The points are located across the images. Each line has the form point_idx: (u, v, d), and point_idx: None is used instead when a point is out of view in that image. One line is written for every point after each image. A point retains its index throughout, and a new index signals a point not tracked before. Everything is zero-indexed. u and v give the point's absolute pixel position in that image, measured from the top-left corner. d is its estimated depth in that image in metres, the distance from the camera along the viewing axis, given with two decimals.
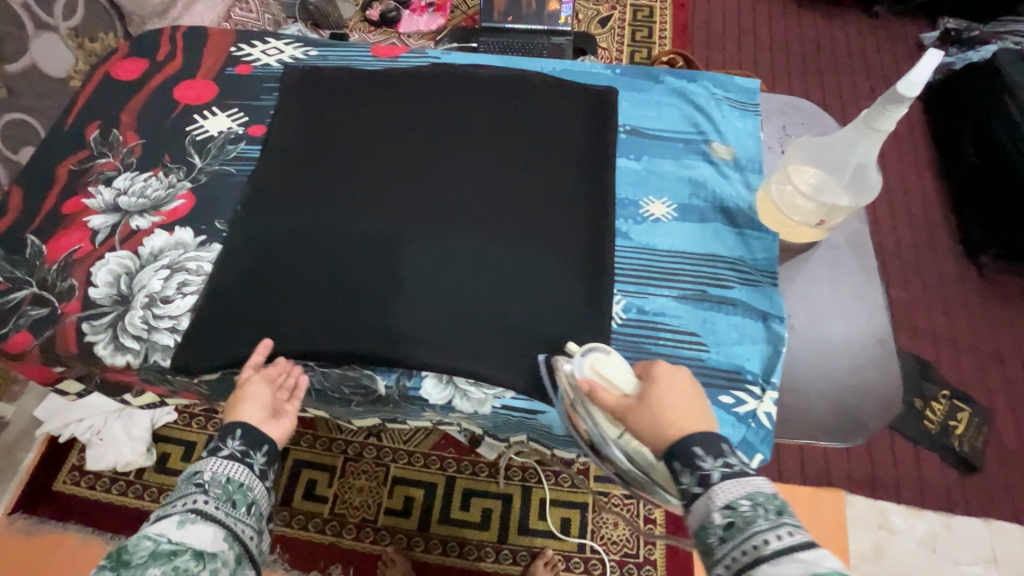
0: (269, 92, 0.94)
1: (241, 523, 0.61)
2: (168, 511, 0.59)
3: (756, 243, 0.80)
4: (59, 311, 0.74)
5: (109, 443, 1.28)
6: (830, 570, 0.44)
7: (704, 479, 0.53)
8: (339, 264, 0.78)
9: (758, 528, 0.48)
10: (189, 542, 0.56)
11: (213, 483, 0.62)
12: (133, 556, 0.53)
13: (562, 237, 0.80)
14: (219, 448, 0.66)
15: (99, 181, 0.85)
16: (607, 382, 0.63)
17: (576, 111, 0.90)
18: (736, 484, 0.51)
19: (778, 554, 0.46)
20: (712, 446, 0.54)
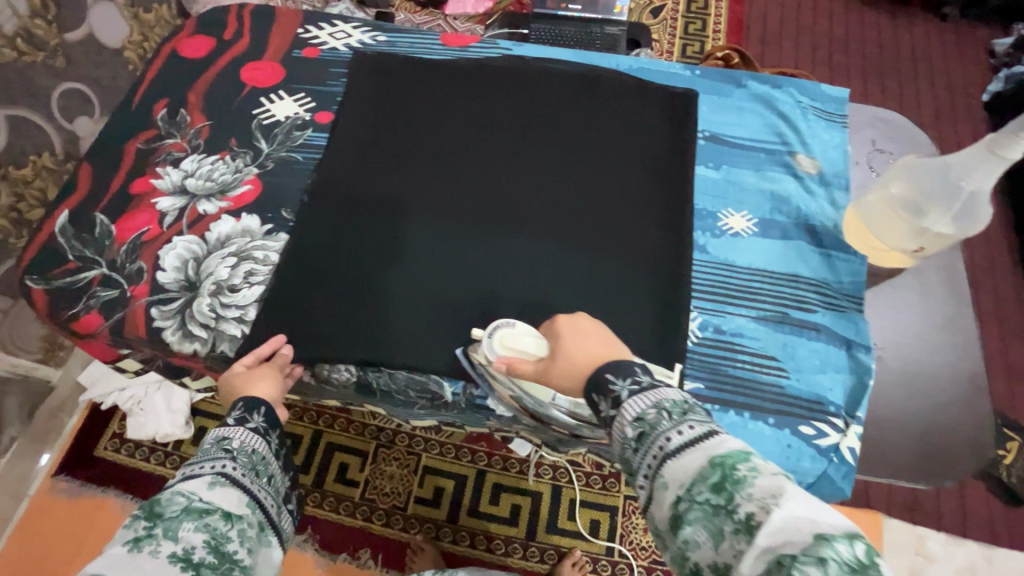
0: (336, 78, 0.92)
1: (264, 491, 0.59)
2: (196, 472, 0.55)
3: (841, 265, 0.76)
4: (128, 294, 0.74)
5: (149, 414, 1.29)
6: (728, 452, 0.45)
7: (615, 400, 0.54)
8: (408, 262, 0.76)
9: (660, 428, 0.49)
10: (219, 502, 0.53)
11: (241, 452, 0.60)
12: (166, 509, 0.51)
13: (637, 249, 0.77)
14: (246, 419, 0.63)
15: (166, 162, 0.84)
16: (520, 351, 0.68)
17: (655, 114, 0.86)
18: (643, 398, 0.52)
19: (681, 449, 0.47)
20: (623, 369, 0.55)
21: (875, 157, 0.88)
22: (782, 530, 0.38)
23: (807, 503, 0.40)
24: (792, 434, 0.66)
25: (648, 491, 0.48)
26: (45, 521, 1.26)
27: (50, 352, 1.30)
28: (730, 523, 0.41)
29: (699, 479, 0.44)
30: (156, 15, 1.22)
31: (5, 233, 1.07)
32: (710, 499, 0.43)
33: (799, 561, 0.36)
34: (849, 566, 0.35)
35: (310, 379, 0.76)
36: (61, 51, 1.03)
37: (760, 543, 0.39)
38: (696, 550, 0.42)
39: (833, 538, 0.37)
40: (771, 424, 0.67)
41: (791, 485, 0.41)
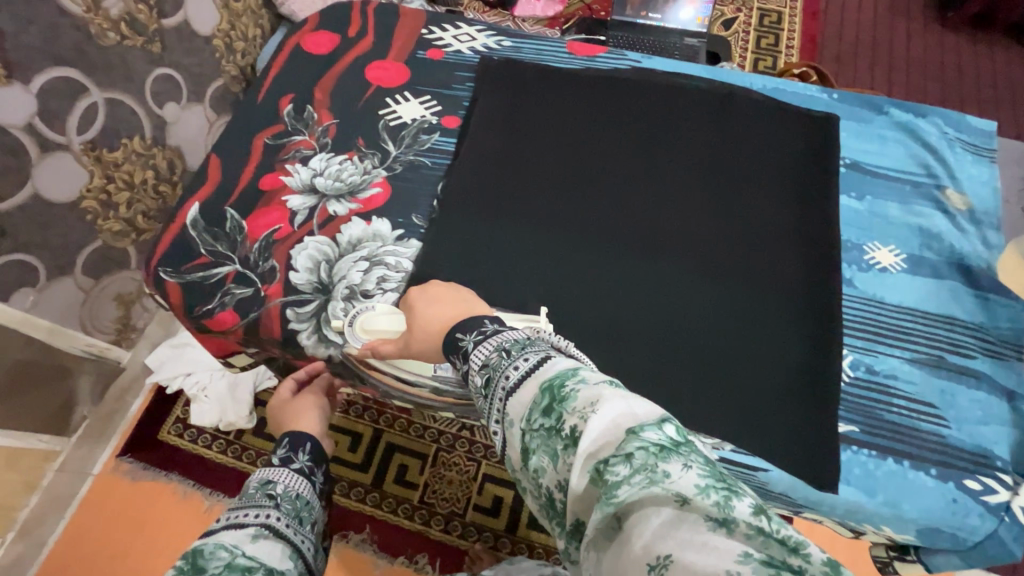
0: (462, 82, 0.90)
1: (305, 540, 0.59)
2: (240, 520, 0.55)
3: (1001, 310, 0.73)
4: (262, 294, 0.73)
5: (213, 401, 1.29)
6: (556, 373, 0.45)
7: (466, 355, 0.54)
8: (542, 277, 0.74)
9: (501, 367, 0.48)
10: (263, 557, 0.51)
11: (284, 497, 0.61)
12: (209, 564, 0.48)
13: (784, 280, 0.74)
14: (291, 459, 0.67)
15: (295, 159, 0.83)
16: (379, 330, 0.70)
17: (795, 139, 0.83)
18: (489, 344, 0.52)
19: (518, 383, 0.46)
20: (471, 325, 0.56)
21: None
22: (603, 435, 0.39)
23: (621, 402, 0.41)
24: (956, 488, 0.63)
25: (503, 434, 0.46)
26: (107, 504, 1.25)
27: (123, 335, 1.26)
28: (560, 440, 0.41)
29: (533, 407, 0.44)
30: (245, 5, 1.17)
31: (94, 215, 1.01)
32: (544, 423, 0.42)
33: (610, 462, 0.37)
34: (654, 449, 0.37)
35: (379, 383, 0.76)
36: (159, 36, 1.01)
37: (581, 453, 0.39)
38: (544, 476, 0.42)
39: (642, 428, 0.38)
40: (933, 475, 0.63)
41: (610, 389, 0.42)
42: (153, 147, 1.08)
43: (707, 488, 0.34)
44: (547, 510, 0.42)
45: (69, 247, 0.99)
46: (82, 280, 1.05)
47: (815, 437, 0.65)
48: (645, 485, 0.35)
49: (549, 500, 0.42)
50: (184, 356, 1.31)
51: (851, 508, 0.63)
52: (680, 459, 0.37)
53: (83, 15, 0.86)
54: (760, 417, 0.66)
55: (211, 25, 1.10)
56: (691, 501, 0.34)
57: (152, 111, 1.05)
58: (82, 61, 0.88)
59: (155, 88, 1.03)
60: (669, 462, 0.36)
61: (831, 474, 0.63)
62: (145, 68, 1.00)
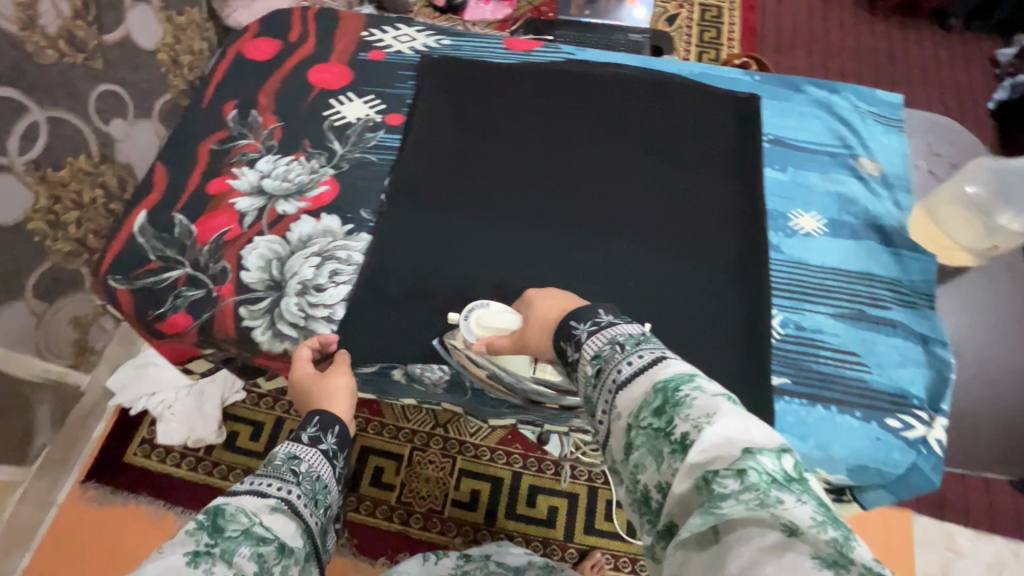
0: (404, 80, 0.93)
1: (320, 521, 0.58)
2: (262, 489, 0.54)
3: (912, 264, 0.79)
4: (214, 294, 0.74)
5: (181, 419, 1.29)
6: (671, 376, 0.48)
7: (578, 343, 0.56)
8: (489, 261, 0.77)
9: (614, 360, 0.52)
10: (277, 531, 0.52)
11: (307, 477, 0.59)
12: (227, 525, 0.49)
13: (716, 249, 0.79)
14: (320, 439, 0.62)
15: (242, 163, 0.84)
16: (497, 328, 0.70)
17: (722, 119, 0.88)
18: (600, 337, 0.55)
19: (630, 378, 0.50)
20: (585, 314, 0.58)
21: (933, 160, 0.90)
22: (714, 447, 0.41)
23: (738, 420, 0.42)
24: (879, 427, 0.68)
25: (606, 425, 0.50)
26: (76, 532, 1.22)
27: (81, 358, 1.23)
28: (668, 444, 0.44)
29: (643, 406, 0.47)
30: (188, 18, 1.15)
31: (42, 236, 0.99)
32: (653, 423, 0.46)
33: (721, 475, 0.39)
34: (769, 476, 0.38)
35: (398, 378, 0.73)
36: (100, 52, 0.99)
37: (690, 461, 0.41)
38: (644, 472, 0.45)
39: (761, 452, 0.40)
40: (858, 417, 0.69)
41: (729, 406, 0.43)
42: (101, 164, 1.06)
43: (822, 524, 0.35)
44: (642, 505, 0.46)
45: (17, 269, 0.97)
46: (34, 303, 1.03)
47: (753, 389, 0.69)
48: (755, 506, 0.37)
49: (645, 496, 0.45)
50: (146, 375, 1.31)
51: None
52: (794, 492, 0.38)
53: (20, 33, 0.84)
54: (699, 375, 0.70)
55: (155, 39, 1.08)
56: (802, 532, 0.35)
57: (98, 128, 1.03)
58: (21, 79, 0.86)
59: (99, 104, 1.02)
60: (784, 493, 0.37)
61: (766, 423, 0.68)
62: (88, 85, 0.99)
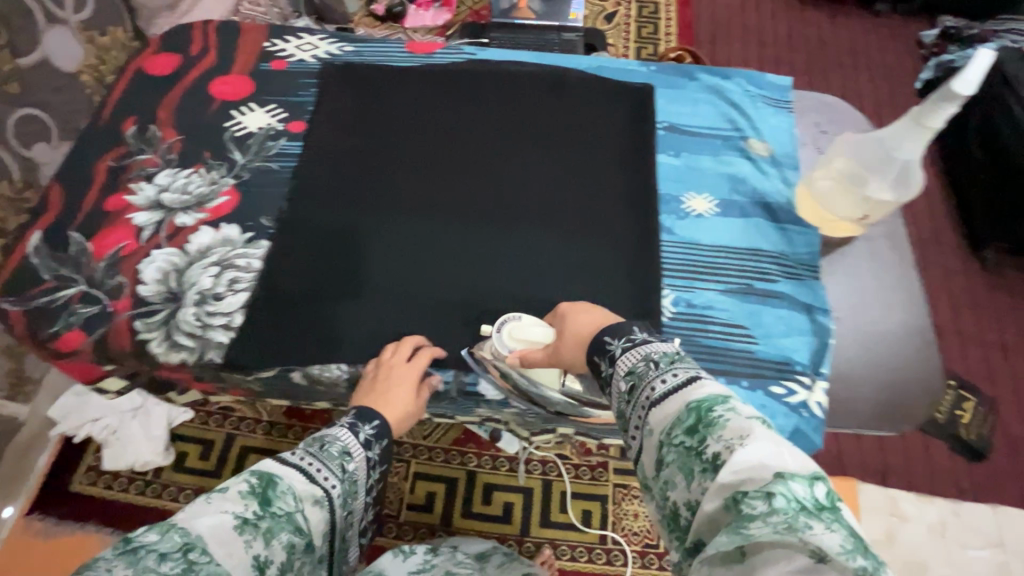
0: (306, 88, 0.94)
1: (342, 524, 0.59)
2: (311, 472, 0.56)
3: (797, 237, 0.82)
4: (109, 309, 0.74)
5: (126, 444, 1.22)
6: (703, 398, 0.48)
7: (612, 358, 0.57)
8: (401, 259, 0.79)
9: (647, 378, 0.52)
10: (312, 525, 0.53)
11: (349, 476, 0.60)
12: (276, 502, 0.51)
13: (608, 235, 0.81)
14: (370, 444, 0.64)
15: (140, 178, 0.84)
16: (530, 341, 0.71)
17: (616, 110, 0.91)
18: (636, 354, 0.55)
19: (663, 397, 0.50)
20: (619, 330, 0.59)
21: (820, 138, 0.94)
22: (745, 468, 0.40)
23: (771, 443, 0.42)
24: (764, 395, 0.71)
25: (640, 441, 0.51)
26: (20, 566, 1.16)
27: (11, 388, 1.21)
28: (700, 462, 0.44)
29: (677, 423, 0.47)
30: (111, 38, 1.12)
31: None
32: (685, 441, 0.46)
33: (750, 496, 0.38)
34: (800, 502, 0.37)
35: (301, 381, 0.74)
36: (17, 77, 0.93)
37: (722, 480, 0.41)
38: (674, 489, 0.46)
39: (792, 477, 0.38)
40: (744, 386, 0.72)
41: (762, 428, 0.43)
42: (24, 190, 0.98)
43: (852, 553, 0.34)
44: (670, 522, 0.46)
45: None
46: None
47: None
48: (783, 529, 0.35)
49: (674, 513, 0.45)
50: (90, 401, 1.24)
51: None
52: (825, 520, 0.36)
53: None
54: None
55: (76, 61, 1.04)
56: (830, 559, 0.34)
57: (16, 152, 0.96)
58: None
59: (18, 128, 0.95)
60: (815, 521, 0.36)
61: None
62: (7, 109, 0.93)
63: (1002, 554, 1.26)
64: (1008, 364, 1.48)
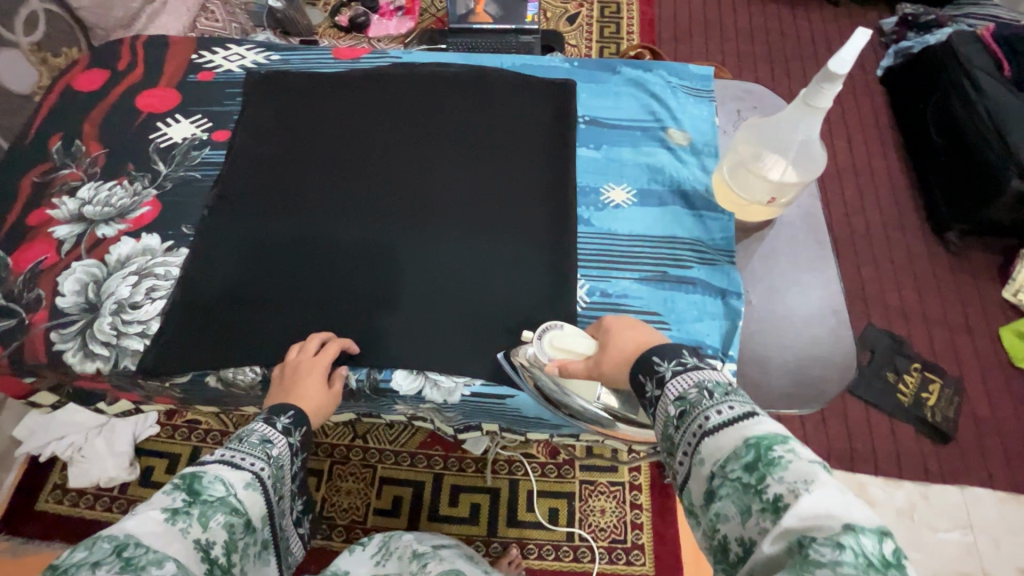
0: (232, 98, 0.95)
1: (277, 506, 0.58)
2: (235, 462, 0.55)
3: (713, 223, 0.83)
4: (27, 322, 0.75)
5: (90, 460, 1.22)
6: (763, 434, 0.44)
7: (659, 380, 0.54)
8: (322, 261, 0.80)
9: (699, 406, 0.48)
10: (248, 507, 0.53)
11: (276, 461, 0.59)
12: (206, 490, 0.50)
13: (524, 229, 0.82)
14: (290, 431, 0.63)
15: (62, 193, 0.85)
16: (569, 352, 0.68)
17: (536, 107, 0.93)
18: (685, 379, 0.52)
19: (716, 428, 0.47)
20: (669, 351, 0.55)
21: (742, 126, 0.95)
22: (812, 515, 0.38)
23: (840, 491, 0.39)
24: None
25: (686, 468, 0.48)
26: None
27: None
28: (759, 501, 0.41)
29: (733, 457, 0.44)
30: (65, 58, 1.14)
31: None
32: (741, 477, 0.43)
33: (818, 543, 0.36)
34: (870, 559, 0.35)
35: (217, 385, 0.75)
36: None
37: (786, 524, 0.38)
38: (725, 523, 0.43)
39: (862, 530, 0.36)
40: None
41: (826, 474, 0.40)
42: None
43: None
44: (718, 553, 0.44)
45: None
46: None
47: None
48: None
49: (724, 546, 0.43)
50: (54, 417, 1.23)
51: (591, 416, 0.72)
52: None
53: None
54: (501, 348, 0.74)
55: (28, 82, 1.06)
56: None
57: None
58: None
59: None
60: None
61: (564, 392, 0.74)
62: None
63: (971, 535, 1.25)
64: (972, 343, 1.48)
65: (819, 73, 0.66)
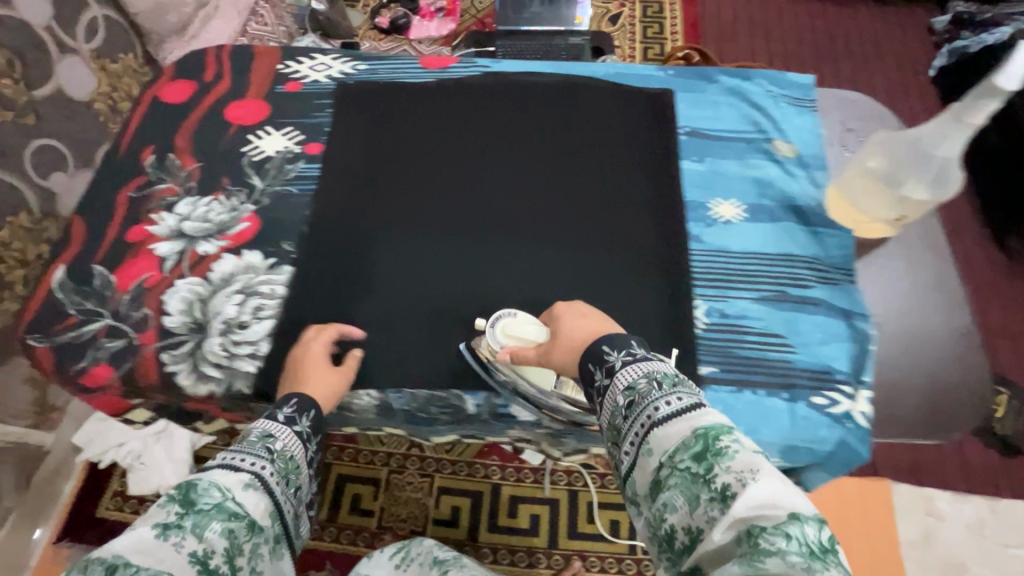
0: (322, 109, 0.93)
1: (288, 500, 0.55)
2: (234, 463, 0.52)
3: (829, 241, 0.80)
4: (136, 342, 0.73)
5: (150, 467, 1.17)
6: (712, 424, 0.46)
7: (610, 370, 0.55)
8: (425, 278, 0.78)
9: (650, 397, 0.50)
10: (249, 505, 0.50)
11: (280, 454, 0.56)
12: (202, 497, 0.47)
13: (633, 246, 0.80)
14: (295, 420, 0.61)
15: (161, 208, 0.84)
16: (523, 339, 0.68)
17: (635, 117, 0.90)
18: (636, 369, 0.53)
19: (668, 418, 0.48)
20: (619, 342, 0.57)
21: (847, 137, 0.92)
22: (758, 505, 0.39)
23: (782, 481, 0.41)
24: (805, 406, 0.69)
25: (632, 458, 0.49)
26: None
27: (42, 416, 1.17)
28: (707, 491, 0.42)
29: (682, 447, 0.45)
30: (123, 64, 1.13)
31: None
32: (691, 467, 0.44)
33: (768, 532, 0.38)
34: (811, 546, 0.37)
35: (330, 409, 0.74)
36: (31, 109, 0.95)
37: (736, 512, 0.40)
38: (672, 514, 0.44)
39: (806, 519, 0.38)
40: (785, 398, 0.69)
41: (768, 465, 0.42)
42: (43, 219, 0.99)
43: None
44: (662, 543, 0.45)
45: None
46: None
47: None
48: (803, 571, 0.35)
49: (668, 536, 0.44)
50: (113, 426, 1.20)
51: None
52: (833, 565, 0.36)
53: None
54: None
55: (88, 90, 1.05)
56: None
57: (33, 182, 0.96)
58: None
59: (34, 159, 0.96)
60: (826, 566, 0.36)
61: None
62: (19, 141, 0.93)
63: None
64: None
65: (981, 87, 0.65)
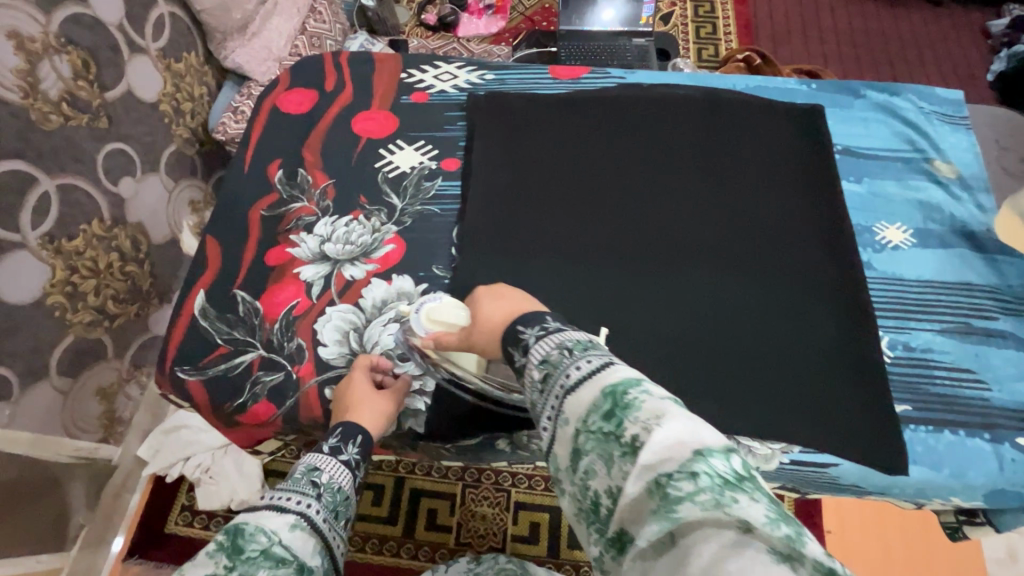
0: (453, 122, 0.89)
1: (339, 538, 0.52)
2: (281, 503, 0.49)
3: (1008, 268, 0.77)
4: (294, 375, 0.69)
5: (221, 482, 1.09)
6: (621, 379, 0.41)
7: (526, 348, 0.48)
8: (589, 307, 0.73)
9: (561, 365, 0.44)
10: (298, 549, 0.47)
11: (328, 488, 0.54)
12: (248, 544, 0.44)
13: (806, 273, 0.76)
14: (340, 449, 0.59)
15: (299, 228, 0.79)
16: (446, 325, 0.64)
17: (787, 134, 0.86)
18: (549, 340, 0.47)
19: (577, 385, 0.42)
20: (534, 317, 0.50)
21: (1003, 156, 0.90)
22: (665, 447, 0.36)
23: (689, 420, 0.37)
24: (1011, 448, 0.66)
25: (551, 432, 0.43)
26: None
27: (111, 429, 1.05)
28: (618, 447, 0.38)
29: (592, 410, 0.40)
30: (186, 63, 1.06)
31: (63, 310, 0.86)
32: (602, 427, 0.39)
33: (675, 477, 0.34)
34: (722, 477, 0.34)
35: (504, 447, 0.71)
36: (104, 110, 0.90)
37: (642, 462, 0.36)
38: (593, 479, 0.39)
39: (711, 453, 0.35)
40: (988, 439, 0.66)
41: (676, 407, 0.38)
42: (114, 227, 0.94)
43: (775, 521, 0.31)
44: (589, 515, 0.39)
45: (40, 348, 0.84)
46: (60, 381, 0.89)
47: (877, 422, 0.67)
48: (710, 507, 0.32)
49: (594, 504, 0.39)
50: (178, 438, 1.11)
51: (921, 486, 0.66)
52: (748, 492, 0.33)
53: (22, 101, 0.76)
54: (810, 410, 0.67)
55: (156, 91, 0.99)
56: (756, 529, 0.31)
57: (106, 190, 0.91)
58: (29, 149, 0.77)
59: (105, 164, 0.91)
60: (739, 493, 0.33)
61: (897, 456, 0.65)
62: (94, 146, 0.88)
63: None
64: None
65: None
